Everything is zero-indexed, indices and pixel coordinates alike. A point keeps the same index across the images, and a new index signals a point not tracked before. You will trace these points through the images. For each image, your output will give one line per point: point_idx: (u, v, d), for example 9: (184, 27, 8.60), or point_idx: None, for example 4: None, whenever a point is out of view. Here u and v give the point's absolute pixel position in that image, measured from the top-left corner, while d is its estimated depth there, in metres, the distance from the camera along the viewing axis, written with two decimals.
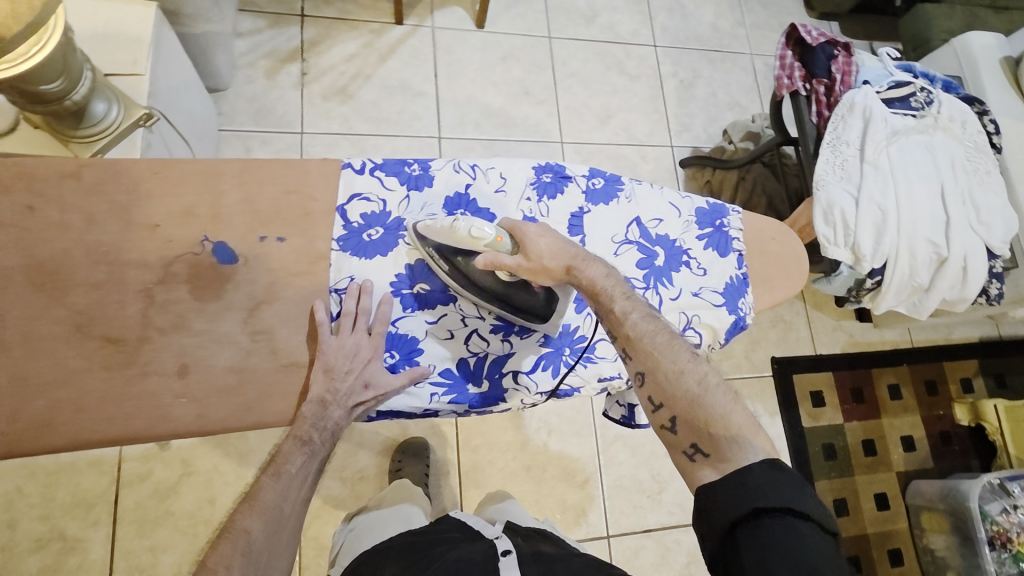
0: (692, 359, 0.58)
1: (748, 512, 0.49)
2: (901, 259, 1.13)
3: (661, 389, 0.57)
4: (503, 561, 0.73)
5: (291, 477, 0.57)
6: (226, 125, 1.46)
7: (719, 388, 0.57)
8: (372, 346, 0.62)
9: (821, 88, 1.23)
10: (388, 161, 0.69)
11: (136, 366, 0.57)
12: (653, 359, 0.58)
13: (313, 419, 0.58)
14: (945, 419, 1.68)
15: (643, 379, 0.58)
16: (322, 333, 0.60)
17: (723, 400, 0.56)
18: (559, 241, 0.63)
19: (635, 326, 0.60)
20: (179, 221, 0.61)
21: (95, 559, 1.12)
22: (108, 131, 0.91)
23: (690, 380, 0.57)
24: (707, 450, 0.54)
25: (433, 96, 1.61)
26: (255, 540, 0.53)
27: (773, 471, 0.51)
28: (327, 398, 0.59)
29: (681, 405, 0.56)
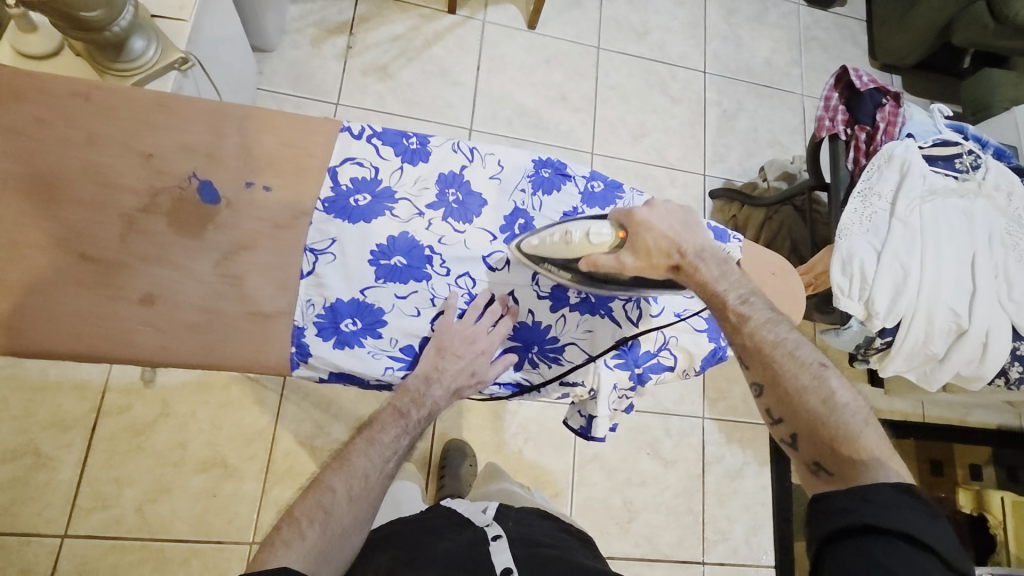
0: (817, 372, 0.59)
1: (858, 524, 0.48)
2: (915, 322, 1.08)
3: (783, 402, 0.58)
4: (493, 544, 0.74)
5: (380, 447, 0.62)
6: (265, 84, 1.49)
7: (850, 404, 0.57)
8: (488, 340, 0.65)
9: (862, 135, 1.19)
10: (388, 131, 0.69)
11: (107, 287, 0.57)
12: (773, 371, 0.59)
13: (414, 395, 0.63)
14: (945, 503, 1.59)
15: (762, 391, 0.60)
16: (445, 317, 0.65)
17: (853, 417, 0.56)
18: (676, 231, 0.63)
19: (754, 335, 0.60)
20: (176, 155, 0.61)
21: (62, 479, 1.15)
22: (144, 69, 0.92)
23: (815, 397, 0.57)
24: (832, 468, 0.55)
25: (471, 87, 1.62)
26: (337, 498, 0.59)
27: (902, 494, 0.50)
28: (432, 375, 0.64)
29: (802, 419, 0.57)
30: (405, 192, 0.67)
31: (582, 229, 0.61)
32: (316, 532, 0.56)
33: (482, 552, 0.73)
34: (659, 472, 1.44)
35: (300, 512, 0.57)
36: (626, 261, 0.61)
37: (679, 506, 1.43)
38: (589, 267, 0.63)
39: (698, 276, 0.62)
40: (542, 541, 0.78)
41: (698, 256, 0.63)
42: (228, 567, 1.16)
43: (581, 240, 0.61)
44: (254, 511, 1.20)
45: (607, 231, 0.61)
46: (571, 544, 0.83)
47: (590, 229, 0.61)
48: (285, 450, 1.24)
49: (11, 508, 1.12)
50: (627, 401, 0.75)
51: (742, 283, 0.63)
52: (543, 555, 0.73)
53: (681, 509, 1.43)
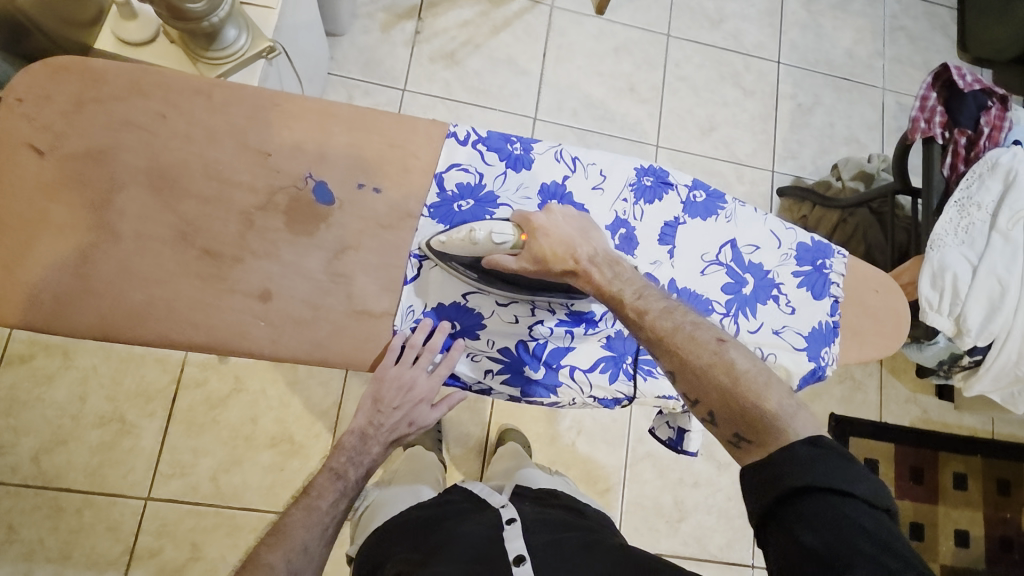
0: (717, 347, 0.55)
1: (782, 491, 0.48)
2: (1010, 342, 1.02)
3: (691, 385, 0.55)
4: (508, 529, 0.72)
5: (317, 516, 0.68)
6: (336, 70, 1.50)
7: (751, 369, 0.54)
8: (425, 385, 0.63)
9: (962, 139, 1.12)
10: (492, 135, 0.68)
11: (226, 282, 0.59)
12: (678, 356, 0.55)
13: (351, 453, 0.71)
14: (1010, 524, 1.53)
15: (673, 377, 0.56)
16: (383, 362, 0.61)
17: (756, 380, 0.53)
18: (569, 234, 0.61)
19: (653, 323, 0.57)
20: (290, 153, 0.62)
21: (145, 446, 1.22)
22: (234, 57, 0.94)
23: (720, 372, 0.54)
24: (749, 437, 0.52)
25: (537, 76, 1.59)
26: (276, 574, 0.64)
27: (813, 449, 0.49)
28: (367, 432, 0.71)
29: (712, 397, 0.54)
30: (508, 199, 0.67)
31: (486, 227, 0.60)
32: None
33: (500, 538, 0.70)
34: (712, 473, 1.43)
35: None
36: (530, 264, 0.60)
37: (730, 508, 1.42)
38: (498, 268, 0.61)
39: (594, 282, 0.60)
40: (560, 522, 0.76)
41: (588, 256, 0.61)
42: None
43: (485, 238, 0.60)
44: None
45: (506, 229, 0.60)
46: (591, 525, 0.79)
47: (493, 225, 0.60)
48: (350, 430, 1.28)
49: (100, 470, 1.19)
50: None
51: (633, 276, 0.60)
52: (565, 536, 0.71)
53: (734, 512, 1.41)
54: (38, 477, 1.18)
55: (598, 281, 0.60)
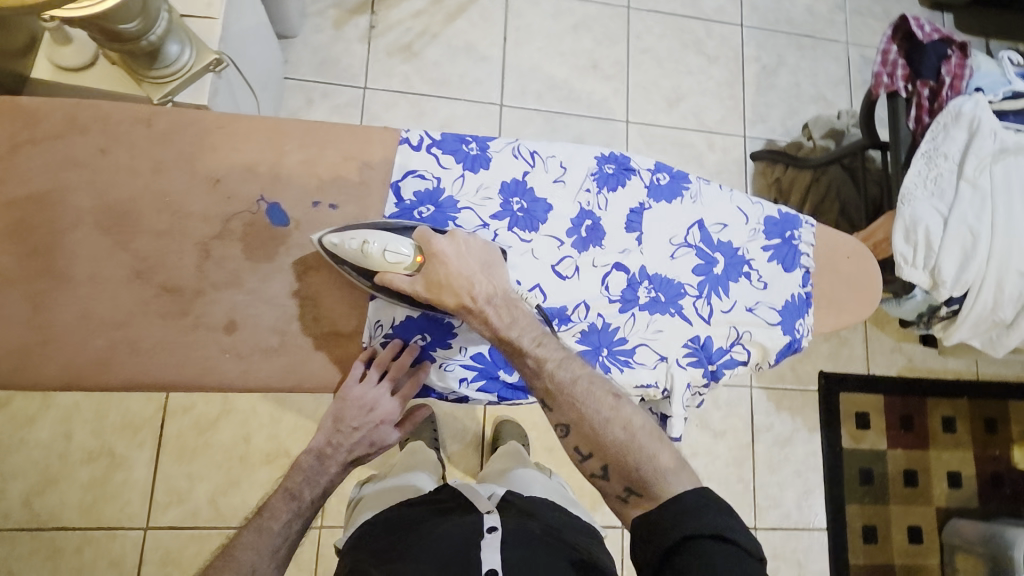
0: (614, 404, 0.59)
1: (673, 540, 0.51)
2: (985, 290, 1.04)
3: (587, 439, 0.58)
4: (487, 536, 0.69)
5: (269, 538, 0.70)
6: (291, 74, 1.46)
7: (642, 424, 0.59)
8: (388, 405, 0.61)
9: (925, 91, 1.11)
10: (446, 138, 0.67)
11: (189, 317, 0.58)
12: (576, 410, 0.58)
13: (307, 474, 0.73)
14: (999, 460, 1.57)
15: (567, 432, 0.59)
16: (345, 382, 0.61)
17: (645, 438, 0.58)
18: (466, 269, 0.59)
19: (553, 376, 0.59)
20: (241, 176, 0.61)
21: (137, 478, 1.20)
22: (180, 74, 0.90)
23: (616, 427, 0.58)
24: (638, 491, 0.56)
25: (498, 62, 1.56)
26: None
27: (699, 500, 0.53)
28: (325, 453, 0.73)
29: (607, 454, 0.57)
30: (469, 201, 0.66)
31: (382, 243, 0.57)
32: None
33: (476, 544, 0.69)
34: (708, 443, 1.44)
35: None
36: (420, 291, 0.58)
37: (729, 475, 1.44)
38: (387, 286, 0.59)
39: (488, 322, 0.59)
40: (541, 531, 0.73)
41: (484, 297, 0.59)
42: (301, 551, 1.18)
43: (376, 254, 0.57)
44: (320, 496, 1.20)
45: (406, 250, 0.58)
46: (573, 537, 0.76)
47: (391, 241, 0.57)
48: None
49: (95, 506, 1.18)
50: (700, 396, 0.73)
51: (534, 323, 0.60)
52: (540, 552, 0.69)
53: (734, 479, 1.43)
54: (32, 519, 1.17)
55: (493, 323, 0.58)
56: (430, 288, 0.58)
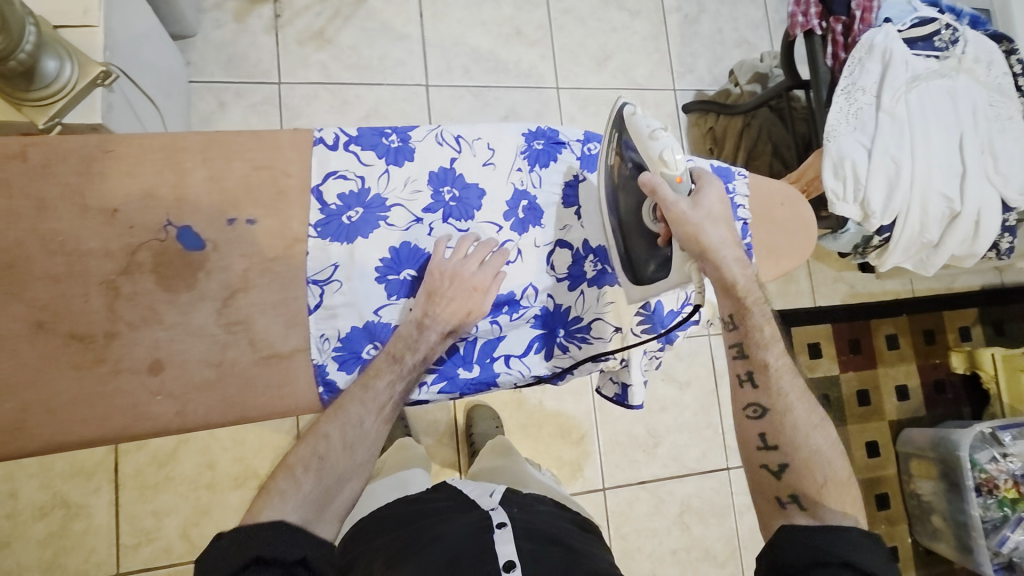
0: (820, 422, 0.64)
1: (830, 559, 0.55)
2: (911, 216, 1.09)
3: (779, 434, 0.64)
4: (498, 532, 0.68)
5: (375, 393, 0.60)
6: (196, 76, 1.34)
7: (824, 442, 0.64)
8: (478, 277, 0.63)
9: (839, 27, 1.13)
10: (364, 132, 0.63)
11: (107, 363, 0.54)
12: (783, 402, 0.64)
13: (405, 342, 0.61)
14: (940, 367, 1.69)
15: (763, 413, 0.64)
16: (435, 259, 0.63)
17: (828, 457, 0.63)
18: (724, 217, 0.63)
19: (774, 359, 0.64)
20: (140, 204, 0.56)
21: (100, 524, 1.13)
22: (64, 92, 0.81)
23: (818, 439, 0.64)
24: (804, 504, 0.62)
25: (418, 39, 1.48)
26: (332, 447, 0.58)
27: (865, 540, 0.57)
28: (424, 322, 0.61)
29: (795, 455, 0.63)
30: (398, 197, 0.63)
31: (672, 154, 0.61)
32: (310, 482, 0.56)
33: (486, 536, 0.67)
34: (675, 395, 1.46)
35: (294, 462, 0.57)
36: (684, 208, 0.61)
37: (699, 422, 1.48)
38: (645, 190, 0.62)
39: (731, 275, 0.62)
40: (548, 529, 0.73)
41: (728, 254, 0.62)
42: None
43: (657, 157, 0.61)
44: None
45: (679, 167, 0.62)
46: (577, 535, 0.76)
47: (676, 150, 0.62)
48: None
49: (57, 561, 1.10)
50: (657, 360, 0.77)
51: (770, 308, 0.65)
52: (548, 550, 0.67)
53: (702, 425, 1.46)
54: None
55: (730, 276, 0.62)
56: (693, 211, 0.61)
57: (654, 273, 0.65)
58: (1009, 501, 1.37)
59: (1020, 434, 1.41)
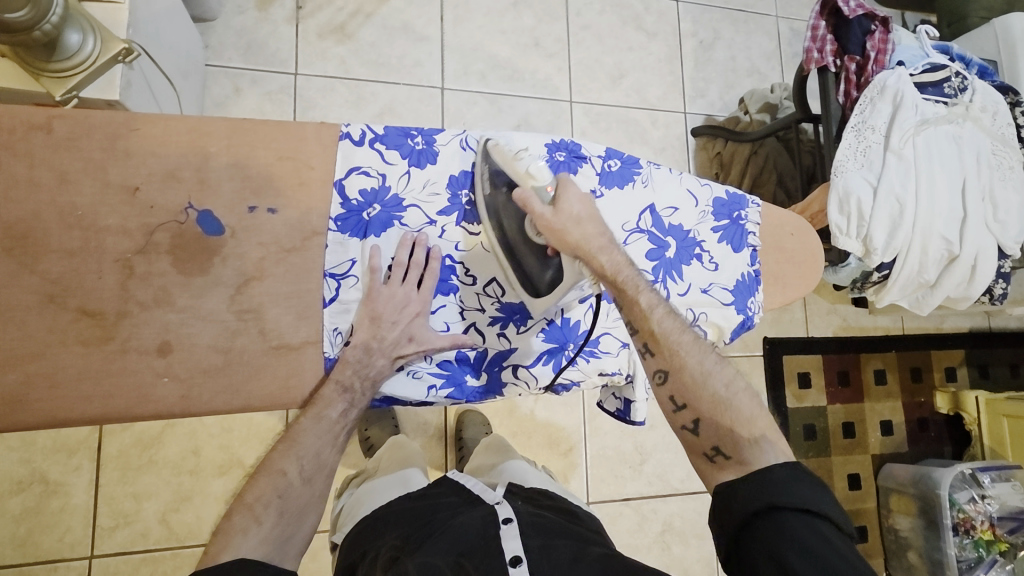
0: (721, 371, 0.60)
1: (764, 506, 0.52)
2: (911, 254, 1.10)
3: (684, 391, 0.59)
4: (505, 528, 0.71)
5: (327, 426, 0.59)
6: (213, 60, 1.34)
7: (727, 386, 0.59)
8: (421, 300, 0.63)
9: (852, 66, 1.15)
10: (390, 131, 0.63)
11: (116, 342, 0.54)
12: (678, 359, 0.60)
13: (356, 365, 0.59)
14: (924, 406, 1.71)
15: (665, 377, 0.60)
16: (372, 281, 0.61)
17: (738, 400, 0.59)
18: (589, 216, 0.60)
19: (659, 322, 0.60)
20: (162, 184, 0.55)
21: (78, 503, 1.10)
22: (84, 66, 0.82)
23: (718, 383, 0.59)
24: (727, 453, 0.57)
25: (437, 42, 1.49)
26: (291, 480, 0.59)
27: (792, 470, 0.54)
28: (371, 345, 0.60)
29: (702, 408, 0.59)
30: (416, 198, 0.64)
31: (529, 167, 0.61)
32: (272, 515, 0.57)
33: (493, 536, 0.71)
34: None
35: (253, 497, 0.57)
36: (549, 216, 0.59)
37: None
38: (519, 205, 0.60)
39: (602, 265, 0.60)
40: (552, 520, 0.77)
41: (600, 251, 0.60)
42: None
43: (523, 171, 0.61)
44: None
45: (547, 176, 0.61)
46: (580, 526, 0.80)
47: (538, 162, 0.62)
48: None
49: (29, 538, 1.08)
50: None
51: (642, 277, 0.61)
52: (556, 544, 0.69)
53: None
54: None
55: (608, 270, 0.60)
56: (558, 217, 0.59)
57: (553, 282, 0.63)
58: (984, 542, 1.40)
59: (998, 477, 1.46)
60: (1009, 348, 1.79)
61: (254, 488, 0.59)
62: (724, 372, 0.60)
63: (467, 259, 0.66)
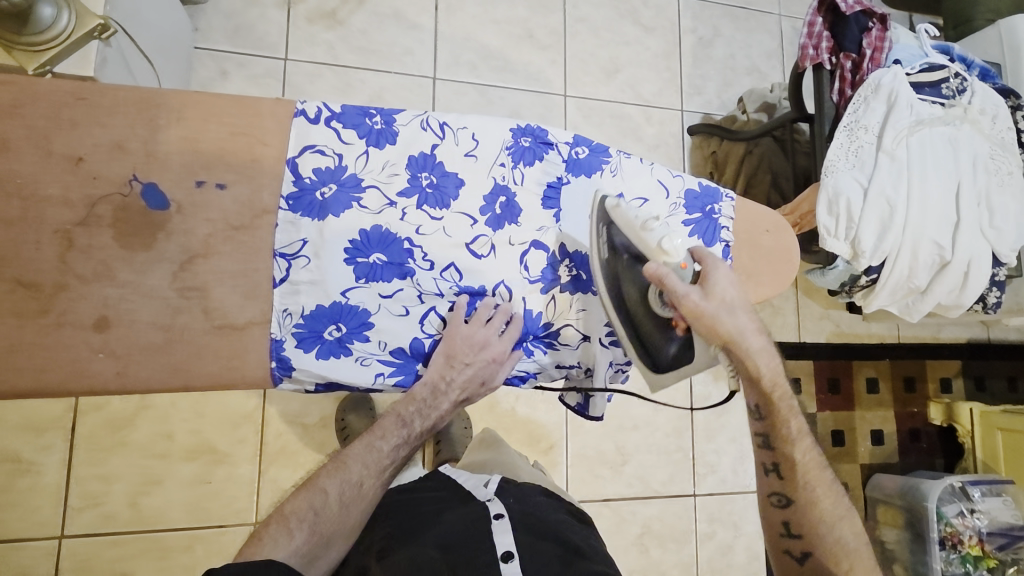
0: (841, 518, 0.72)
1: None
2: (900, 259, 1.08)
3: (805, 522, 0.72)
4: (495, 522, 0.72)
5: (376, 456, 0.69)
6: (202, 42, 1.33)
7: (847, 535, 0.71)
8: (499, 346, 0.65)
9: (848, 63, 1.12)
10: (348, 110, 0.62)
11: (52, 314, 0.52)
12: (812, 494, 0.72)
13: (417, 407, 0.66)
14: (917, 417, 1.68)
15: (786, 502, 0.73)
16: (456, 320, 0.64)
17: (850, 549, 0.71)
18: (738, 300, 0.65)
19: (801, 452, 0.71)
20: (108, 155, 0.54)
21: (48, 482, 1.10)
22: (58, 40, 0.80)
23: (844, 531, 0.71)
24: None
25: (430, 30, 1.47)
26: (328, 500, 0.67)
27: None
28: (439, 388, 0.65)
29: (819, 543, 0.71)
30: (374, 179, 0.62)
31: (663, 239, 0.63)
32: (305, 527, 0.65)
33: (483, 530, 0.72)
34: (649, 415, 1.44)
35: (293, 507, 0.66)
36: (695, 299, 0.63)
37: (669, 444, 1.45)
38: (652, 280, 0.63)
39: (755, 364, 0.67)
40: (543, 515, 0.78)
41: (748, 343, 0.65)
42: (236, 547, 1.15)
43: (658, 246, 0.63)
44: (253, 492, 1.17)
45: (681, 254, 0.64)
46: (573, 520, 0.81)
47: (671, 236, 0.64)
48: (271, 431, 1.20)
49: None
50: (624, 373, 0.76)
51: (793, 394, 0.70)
52: (543, 546, 0.71)
53: (672, 448, 1.45)
54: None
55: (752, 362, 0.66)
56: (704, 300, 0.63)
57: (675, 356, 0.67)
58: (971, 557, 1.36)
59: (988, 491, 1.42)
60: (1007, 360, 1.75)
61: (294, 501, 0.67)
62: (845, 523, 0.72)
63: (423, 243, 0.63)
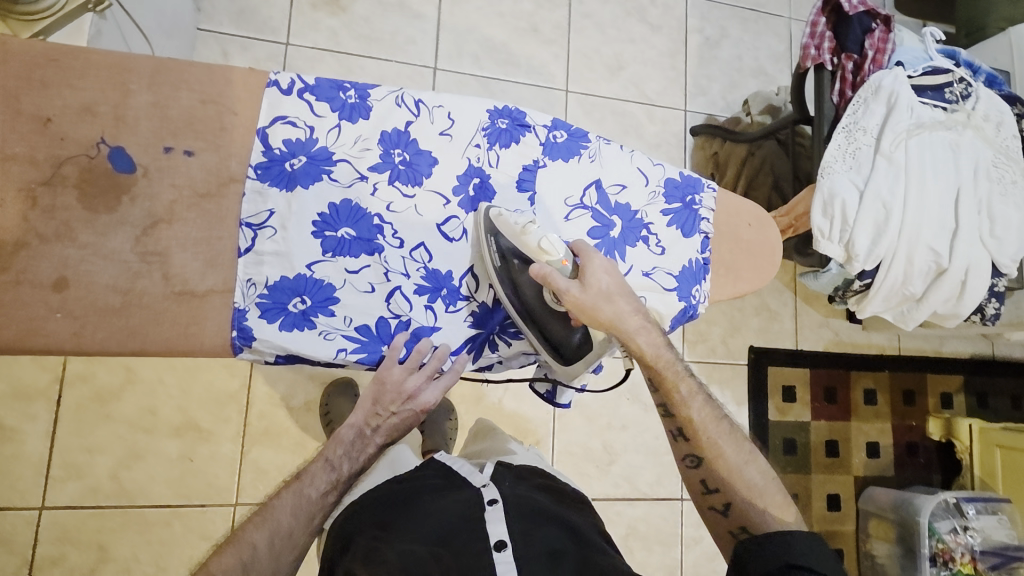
0: (748, 461, 0.70)
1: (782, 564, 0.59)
2: (895, 264, 1.05)
3: (715, 478, 0.69)
4: (489, 511, 0.70)
5: (308, 504, 0.66)
6: (205, 24, 1.34)
7: (755, 478, 0.69)
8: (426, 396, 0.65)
9: (849, 64, 1.11)
10: (322, 83, 0.62)
11: (11, 272, 0.53)
12: (716, 448, 0.69)
13: (347, 447, 0.70)
14: (915, 430, 1.64)
15: (698, 463, 0.70)
16: (390, 358, 0.62)
17: (757, 487, 0.69)
18: (616, 289, 0.62)
19: (699, 413, 0.69)
20: (76, 117, 0.54)
21: (30, 452, 1.10)
22: (54, 10, 0.71)
23: (753, 474, 0.69)
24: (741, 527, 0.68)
25: (433, 21, 1.47)
26: (257, 553, 0.62)
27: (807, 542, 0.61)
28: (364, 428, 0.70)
29: (734, 492, 0.68)
30: (345, 153, 0.61)
31: (540, 239, 0.61)
32: None
33: (477, 518, 0.69)
34: (638, 416, 1.43)
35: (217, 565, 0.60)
36: (575, 292, 0.61)
37: (657, 446, 1.43)
38: (538, 280, 0.62)
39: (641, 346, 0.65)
40: (540, 503, 0.74)
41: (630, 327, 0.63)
42: (214, 526, 1.15)
43: (536, 246, 0.62)
44: (234, 471, 1.17)
45: (560, 250, 0.62)
46: (569, 507, 0.78)
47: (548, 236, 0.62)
48: (255, 412, 1.20)
49: None
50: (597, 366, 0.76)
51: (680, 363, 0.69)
52: (540, 533, 0.68)
53: (660, 450, 1.43)
54: None
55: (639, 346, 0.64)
56: (583, 293, 0.62)
57: (580, 344, 0.67)
58: None
59: (983, 508, 1.38)
60: (1011, 378, 1.71)
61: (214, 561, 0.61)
62: (751, 464, 0.70)
63: (393, 220, 0.63)
